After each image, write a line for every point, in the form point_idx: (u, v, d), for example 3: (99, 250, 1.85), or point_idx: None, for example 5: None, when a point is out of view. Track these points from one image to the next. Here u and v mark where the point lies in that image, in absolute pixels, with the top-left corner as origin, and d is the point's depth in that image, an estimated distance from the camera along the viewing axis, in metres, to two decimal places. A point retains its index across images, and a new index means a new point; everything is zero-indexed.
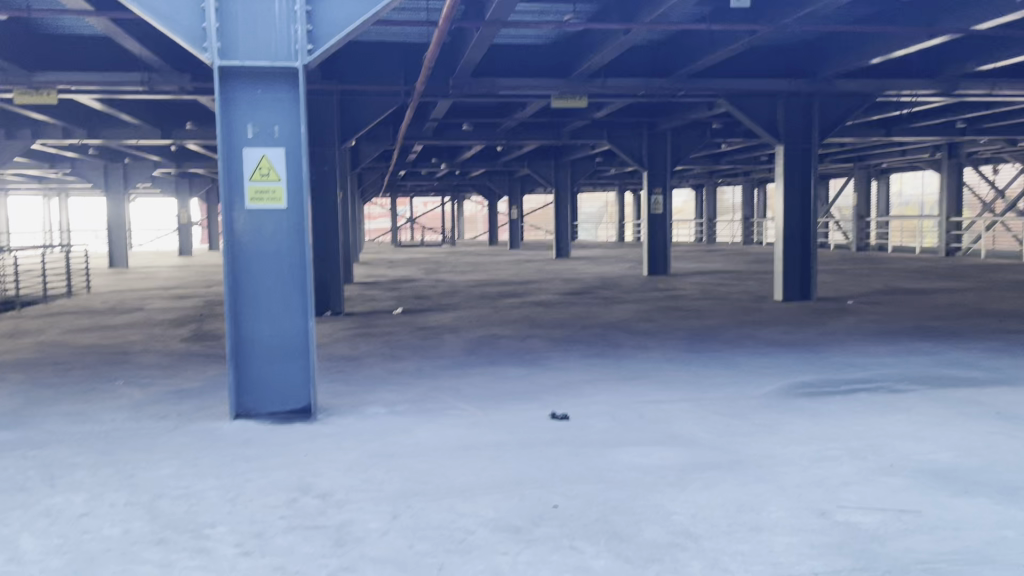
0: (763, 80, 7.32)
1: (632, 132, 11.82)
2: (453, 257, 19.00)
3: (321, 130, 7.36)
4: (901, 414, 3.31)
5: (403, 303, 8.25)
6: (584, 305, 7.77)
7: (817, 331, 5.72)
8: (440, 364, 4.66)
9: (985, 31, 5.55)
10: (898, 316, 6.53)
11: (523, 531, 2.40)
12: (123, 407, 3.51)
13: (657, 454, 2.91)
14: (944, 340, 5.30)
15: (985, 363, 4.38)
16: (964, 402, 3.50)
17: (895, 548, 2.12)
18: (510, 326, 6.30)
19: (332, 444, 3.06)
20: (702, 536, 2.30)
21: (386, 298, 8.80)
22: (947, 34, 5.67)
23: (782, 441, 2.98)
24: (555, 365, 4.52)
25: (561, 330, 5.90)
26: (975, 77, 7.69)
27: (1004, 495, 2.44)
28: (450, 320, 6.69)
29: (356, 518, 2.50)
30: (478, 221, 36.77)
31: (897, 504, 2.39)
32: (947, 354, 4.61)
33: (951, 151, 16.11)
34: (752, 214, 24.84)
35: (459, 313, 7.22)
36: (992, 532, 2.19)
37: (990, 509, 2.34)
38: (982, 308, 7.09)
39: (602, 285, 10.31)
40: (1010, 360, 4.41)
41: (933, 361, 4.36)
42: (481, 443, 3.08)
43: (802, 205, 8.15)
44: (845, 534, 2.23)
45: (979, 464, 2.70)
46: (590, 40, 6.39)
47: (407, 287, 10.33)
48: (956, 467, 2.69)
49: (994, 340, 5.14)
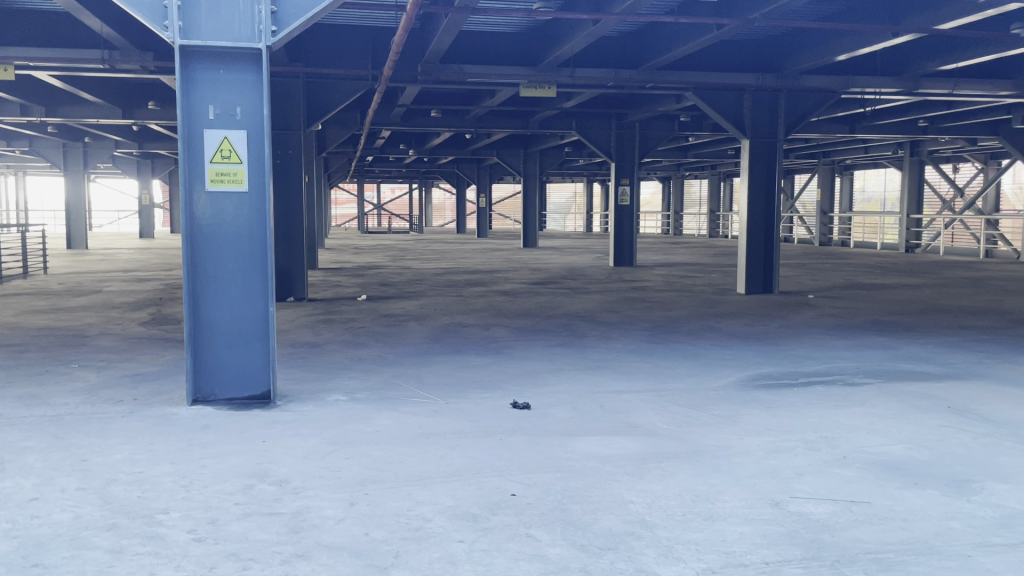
0: (733, 76, 7.81)
1: (602, 123, 12.49)
2: (422, 245, 19.57)
3: (286, 111, 7.84)
4: (856, 406, 3.66)
5: (418, 295, 8.41)
6: (546, 296, 8.39)
7: (811, 335, 5.74)
8: (430, 359, 4.81)
9: (947, 30, 5.86)
10: (855, 313, 7.04)
11: (480, 519, 2.33)
12: (90, 395, 3.83)
13: (616, 444, 3.06)
14: (929, 345, 5.40)
15: (939, 358, 4.89)
16: (921, 407, 3.64)
17: (844, 538, 2.19)
18: (510, 325, 6.30)
19: (294, 434, 3.17)
20: (658, 526, 2.29)
21: (407, 289, 8.95)
22: (913, 33, 6.02)
23: (737, 434, 3.18)
24: (537, 368, 4.53)
25: (554, 331, 5.94)
26: (940, 78, 8.20)
27: (950, 486, 2.59)
28: (455, 317, 6.75)
29: (313, 505, 2.42)
30: (446, 209, 36.54)
31: (848, 495, 2.51)
32: (905, 350, 5.14)
33: (913, 149, 17.29)
34: (721, 209, 25.52)
35: (467, 309, 7.24)
36: (941, 523, 2.29)
37: (938, 499, 2.48)
38: (937, 305, 7.69)
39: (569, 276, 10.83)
40: (960, 356, 4.93)
41: (892, 357, 4.85)
42: (440, 432, 3.22)
43: (764, 205, 8.80)
44: (798, 523, 2.29)
45: (926, 456, 2.90)
46: (559, 32, 6.87)
47: (433, 278, 10.46)
48: (906, 459, 2.88)
49: (939, 338, 5.67)
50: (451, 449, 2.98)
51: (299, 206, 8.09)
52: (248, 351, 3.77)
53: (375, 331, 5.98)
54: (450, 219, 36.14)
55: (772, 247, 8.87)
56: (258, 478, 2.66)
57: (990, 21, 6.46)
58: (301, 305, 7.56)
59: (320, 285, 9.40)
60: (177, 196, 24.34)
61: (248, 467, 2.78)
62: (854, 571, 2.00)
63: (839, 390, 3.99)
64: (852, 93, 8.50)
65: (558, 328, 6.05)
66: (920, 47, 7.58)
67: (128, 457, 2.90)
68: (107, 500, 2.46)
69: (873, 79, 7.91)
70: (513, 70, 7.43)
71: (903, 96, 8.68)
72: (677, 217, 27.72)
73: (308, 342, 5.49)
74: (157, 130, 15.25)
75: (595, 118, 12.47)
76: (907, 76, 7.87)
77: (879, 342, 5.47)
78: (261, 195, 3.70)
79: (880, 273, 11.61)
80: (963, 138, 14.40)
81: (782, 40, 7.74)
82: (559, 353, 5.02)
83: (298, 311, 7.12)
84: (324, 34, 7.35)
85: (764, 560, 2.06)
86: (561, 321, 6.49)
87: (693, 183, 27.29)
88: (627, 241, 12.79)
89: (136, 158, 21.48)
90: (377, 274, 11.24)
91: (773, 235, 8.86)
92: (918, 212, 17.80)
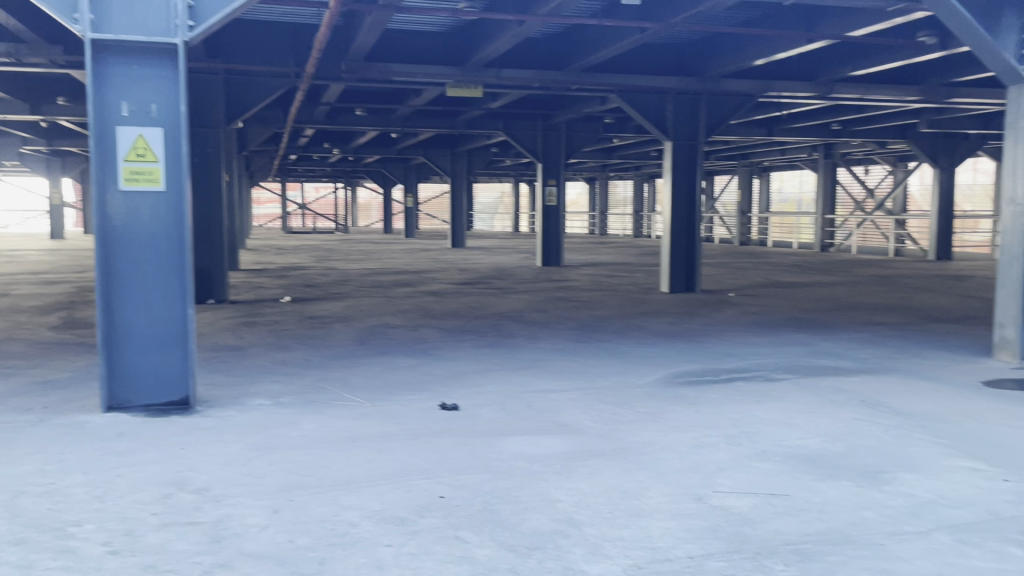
0: (657, 78, 7.96)
1: (529, 124, 12.55)
2: (349, 245, 19.32)
3: (205, 108, 7.63)
4: (775, 401, 3.77)
5: (344, 297, 8.29)
6: (474, 296, 8.39)
7: (732, 333, 5.88)
8: (355, 361, 4.75)
9: (857, 37, 6.09)
10: (774, 311, 7.26)
11: (407, 522, 2.31)
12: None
13: (544, 443, 3.07)
14: (842, 341, 5.59)
15: (852, 353, 5.07)
16: (835, 401, 3.77)
17: (764, 530, 2.25)
18: (438, 326, 6.26)
19: (215, 439, 3.09)
20: (585, 523, 2.31)
21: (333, 291, 8.82)
22: (825, 39, 6.24)
23: (662, 430, 3.24)
24: (465, 369, 4.52)
25: (481, 332, 5.94)
26: (851, 83, 8.51)
27: (864, 478, 2.69)
28: (382, 318, 6.68)
29: (235, 513, 2.36)
30: (373, 209, 36.14)
31: (767, 488, 2.58)
32: (820, 346, 5.31)
33: (827, 151, 17.51)
34: (645, 209, 25.93)
35: (394, 311, 7.18)
36: (856, 513, 2.38)
37: (852, 490, 2.57)
38: (850, 302, 7.98)
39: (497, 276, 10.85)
40: (872, 351, 5.13)
41: (808, 353, 5.02)
42: (366, 435, 3.18)
43: (687, 205, 8.99)
44: (720, 517, 2.35)
45: (841, 449, 3.01)
46: (484, 32, 6.88)
47: (359, 279, 10.33)
48: (822, 452, 2.98)
49: (853, 333, 5.90)
50: (378, 452, 2.95)
51: (219, 206, 7.89)
52: (165, 355, 3.65)
53: (300, 333, 5.87)
54: (377, 219, 35.76)
55: (695, 247, 9.07)
56: (176, 487, 2.57)
57: (897, 28, 6.75)
58: (223, 307, 7.37)
59: (242, 287, 9.19)
60: (90, 195, 23.42)
61: (165, 476, 2.69)
62: (775, 562, 2.06)
63: (759, 386, 4.09)
64: (769, 97, 8.75)
65: (486, 329, 6.05)
66: (832, 53, 7.86)
67: (37, 468, 2.77)
68: (15, 514, 2.35)
69: (789, 83, 8.16)
70: (437, 69, 7.43)
71: (817, 100, 8.98)
72: (603, 217, 28.06)
73: (229, 346, 5.35)
74: (68, 126, 14.66)
75: (522, 119, 12.52)
76: (821, 81, 8.15)
77: (796, 339, 5.64)
78: (178, 194, 3.59)
79: (797, 271, 11.98)
80: (874, 141, 14.98)
81: (703, 45, 7.92)
82: (487, 354, 5.01)
83: (220, 314, 6.93)
84: (244, 30, 7.18)
85: (688, 555, 2.10)
86: (488, 322, 6.49)
87: (618, 184, 27.67)
88: (554, 241, 12.88)
89: (45, 156, 20.59)
90: (302, 274, 11.04)
91: (696, 235, 9.06)
92: (832, 212, 18.44)
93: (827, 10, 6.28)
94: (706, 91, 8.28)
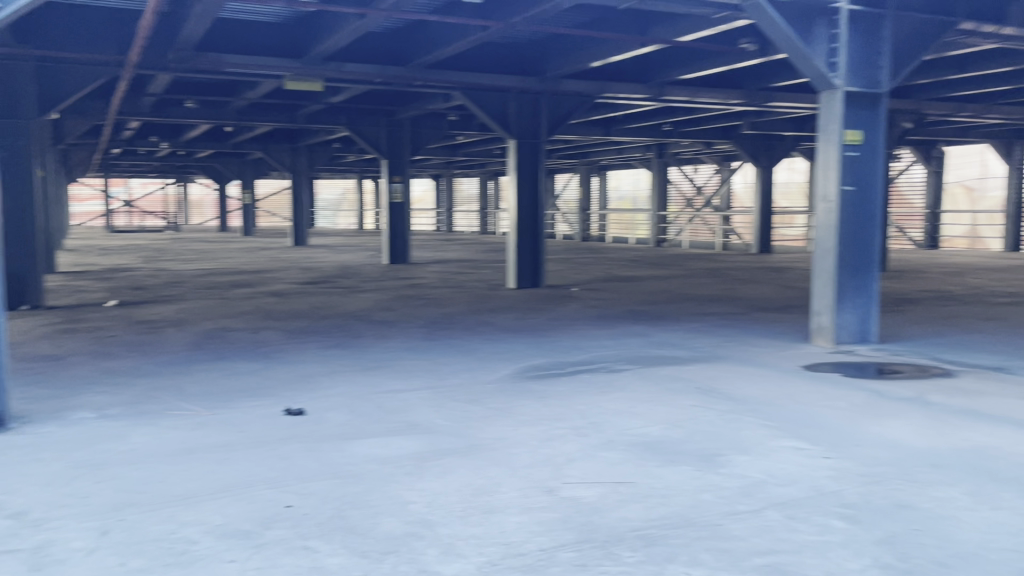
0: (498, 77, 8.05)
1: (372, 120, 12.36)
2: (181, 244, 18.30)
3: (13, 97, 6.99)
4: (618, 392, 3.90)
5: (176, 299, 7.86)
6: (318, 296, 8.16)
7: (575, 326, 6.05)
8: (191, 368, 4.50)
9: (686, 42, 6.40)
10: (614, 304, 7.52)
11: (252, 536, 2.21)
12: None
13: (394, 445, 3.03)
14: (675, 331, 5.88)
15: (688, 343, 5.33)
16: (674, 390, 3.94)
17: (612, 519, 2.32)
18: (278, 326, 6.05)
19: (31, 459, 2.83)
20: (438, 523, 2.29)
21: (164, 293, 8.34)
22: (657, 44, 6.51)
23: (512, 426, 3.28)
24: (310, 372, 4.39)
25: (327, 332, 5.79)
26: (681, 85, 8.94)
27: (701, 462, 2.83)
28: (218, 320, 6.37)
29: (57, 538, 2.17)
30: (208, 205, 34.40)
31: (614, 477, 2.66)
32: (659, 338, 5.54)
33: (661, 151, 18.21)
34: (490, 206, 26.17)
35: (232, 313, 6.87)
36: (694, 497, 2.49)
37: (691, 475, 2.69)
38: (685, 294, 8.40)
39: (342, 275, 10.62)
40: (706, 341, 5.41)
41: (648, 344, 5.23)
42: (205, 446, 3.02)
43: (530, 202, 9.15)
44: (569, 508, 2.40)
45: (680, 435, 3.15)
46: (323, 25, 6.70)
47: (192, 281, 9.81)
48: (663, 439, 3.11)
49: (688, 324, 6.20)
50: (219, 463, 2.81)
51: (31, 203, 7.25)
52: None
53: (129, 339, 5.51)
54: (213, 216, 34.09)
55: (539, 243, 9.25)
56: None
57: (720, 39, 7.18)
58: (37, 312, 6.79)
59: (60, 290, 8.51)
60: None
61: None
62: (622, 549, 2.12)
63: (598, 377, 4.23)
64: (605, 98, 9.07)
65: (329, 329, 5.91)
66: (664, 56, 8.22)
67: None
68: None
69: (624, 84, 8.47)
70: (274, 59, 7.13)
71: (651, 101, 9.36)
72: (449, 214, 28.09)
73: (47, 354, 4.94)
74: None
75: (365, 114, 12.31)
76: (654, 83, 8.51)
77: (634, 330, 5.88)
78: None
79: (634, 266, 12.47)
80: (703, 141, 15.84)
81: (542, 45, 8.08)
82: (334, 355, 4.90)
83: (36, 321, 6.40)
84: (57, 14, 6.64)
85: (541, 548, 2.13)
86: (332, 322, 6.35)
87: (463, 181, 27.78)
88: (400, 238, 12.76)
89: None
90: (129, 277, 10.34)
91: (539, 231, 9.24)
92: (664, 209, 19.32)
93: (658, 17, 6.56)
94: (546, 90, 8.46)
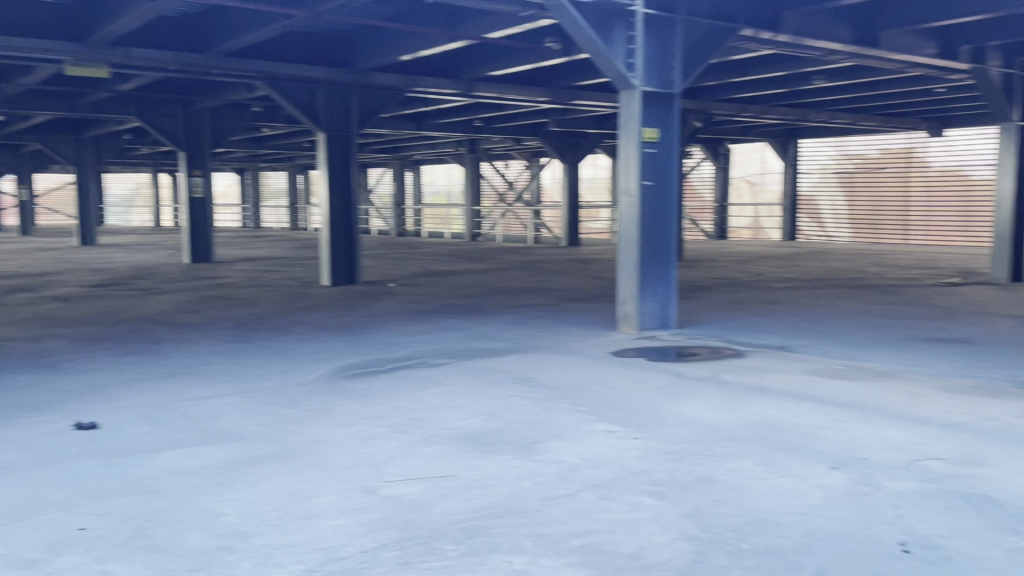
0: None
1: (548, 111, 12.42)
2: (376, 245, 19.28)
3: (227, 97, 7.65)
4: (777, 415, 3.70)
5: (367, 296, 8.51)
6: (492, 296, 8.37)
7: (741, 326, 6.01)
8: (359, 371, 4.77)
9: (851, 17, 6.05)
10: (793, 311, 7.15)
11: (378, 554, 2.33)
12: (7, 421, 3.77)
13: (533, 464, 3.06)
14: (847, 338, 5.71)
15: (869, 361, 4.95)
16: (839, 414, 3.71)
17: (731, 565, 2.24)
18: (454, 324, 6.42)
19: (211, 463, 3.11)
20: (559, 552, 2.32)
21: (356, 289, 9.04)
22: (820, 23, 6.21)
23: (658, 449, 3.22)
24: (470, 377, 4.54)
25: (491, 335, 5.91)
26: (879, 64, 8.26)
27: (847, 506, 2.65)
28: (400, 317, 6.86)
29: (213, 543, 2.40)
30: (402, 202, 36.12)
31: (749, 518, 2.54)
32: (838, 353, 5.19)
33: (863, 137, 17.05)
34: None
35: (412, 310, 7.36)
36: (829, 545, 2.35)
37: (833, 518, 2.53)
38: (870, 300, 7.91)
39: (515, 274, 10.81)
40: (890, 358, 5.01)
41: (822, 359, 4.93)
42: (359, 454, 3.19)
43: None
44: (688, 548, 2.34)
45: (837, 475, 2.92)
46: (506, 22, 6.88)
47: (382, 277, 10.53)
48: (818, 479, 2.90)
49: (873, 337, 5.74)
50: (365, 476, 2.96)
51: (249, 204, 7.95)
52: None
53: (322, 334, 6.06)
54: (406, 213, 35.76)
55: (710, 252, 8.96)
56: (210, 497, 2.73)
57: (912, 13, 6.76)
58: (249, 307, 7.60)
59: (269, 285, 9.45)
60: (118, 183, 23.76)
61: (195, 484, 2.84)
62: None
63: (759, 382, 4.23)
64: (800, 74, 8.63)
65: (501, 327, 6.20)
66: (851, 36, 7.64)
67: (30, 489, 2.85)
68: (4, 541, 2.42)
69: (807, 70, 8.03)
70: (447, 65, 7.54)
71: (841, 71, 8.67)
72: None
73: (253, 346, 5.56)
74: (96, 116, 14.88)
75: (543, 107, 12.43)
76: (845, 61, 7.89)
77: (806, 336, 5.77)
78: None
79: (820, 265, 11.97)
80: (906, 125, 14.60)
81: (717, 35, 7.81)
82: (504, 355, 5.17)
83: (249, 314, 7.17)
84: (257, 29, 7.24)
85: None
86: (504, 321, 6.65)
87: None
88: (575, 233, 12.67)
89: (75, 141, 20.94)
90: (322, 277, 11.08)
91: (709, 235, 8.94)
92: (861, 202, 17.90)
93: None
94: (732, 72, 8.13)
